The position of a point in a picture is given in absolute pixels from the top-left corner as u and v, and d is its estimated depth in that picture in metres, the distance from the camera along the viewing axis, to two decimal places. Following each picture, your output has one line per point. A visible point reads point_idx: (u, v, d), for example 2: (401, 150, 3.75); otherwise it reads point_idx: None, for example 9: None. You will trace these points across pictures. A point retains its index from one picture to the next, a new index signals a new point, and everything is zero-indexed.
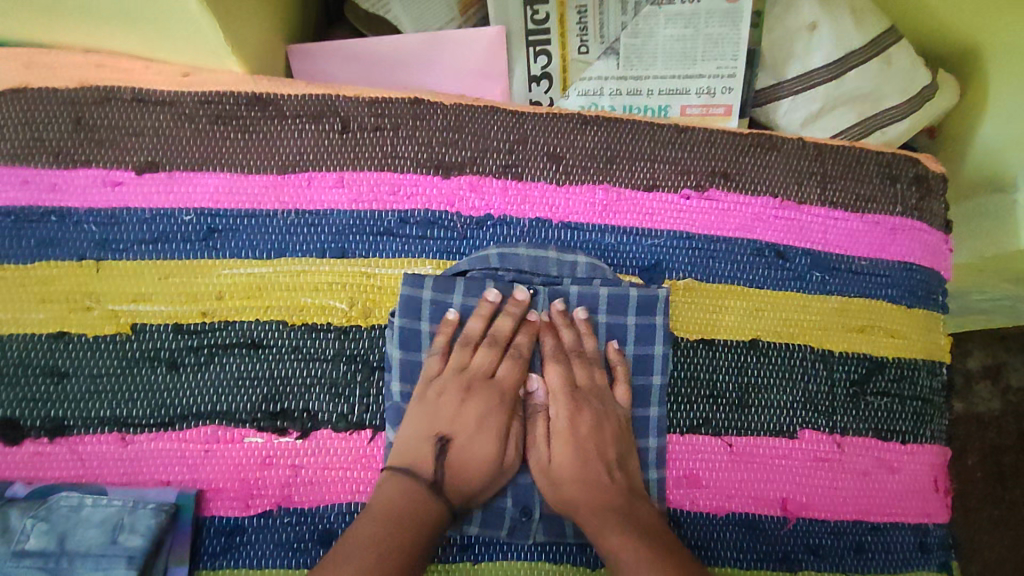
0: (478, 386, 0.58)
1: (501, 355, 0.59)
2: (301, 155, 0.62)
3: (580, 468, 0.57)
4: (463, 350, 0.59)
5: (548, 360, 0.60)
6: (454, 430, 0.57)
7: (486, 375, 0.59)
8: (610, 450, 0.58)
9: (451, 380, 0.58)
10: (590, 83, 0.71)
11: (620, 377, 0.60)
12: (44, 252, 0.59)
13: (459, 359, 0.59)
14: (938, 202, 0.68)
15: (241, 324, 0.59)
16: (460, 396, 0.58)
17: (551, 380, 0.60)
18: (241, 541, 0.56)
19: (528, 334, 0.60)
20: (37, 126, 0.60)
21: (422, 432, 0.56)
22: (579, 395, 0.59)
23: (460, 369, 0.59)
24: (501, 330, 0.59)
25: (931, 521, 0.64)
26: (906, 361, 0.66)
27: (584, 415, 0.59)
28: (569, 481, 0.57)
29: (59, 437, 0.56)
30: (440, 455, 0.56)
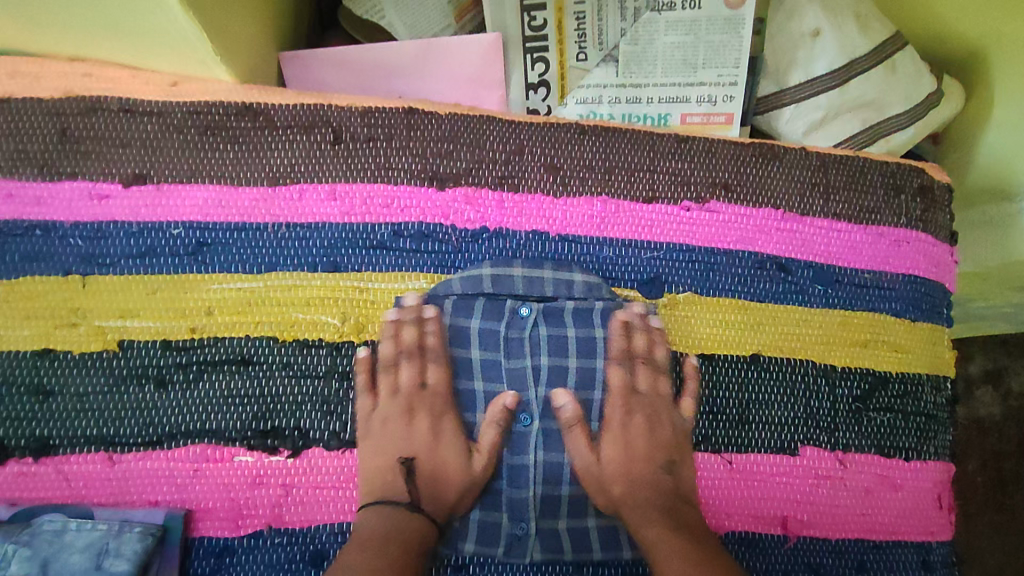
0: (417, 402, 0.58)
1: (423, 363, 0.59)
2: (292, 166, 0.60)
3: (626, 467, 0.58)
4: (388, 373, 0.59)
5: (611, 359, 0.60)
6: (415, 447, 0.57)
7: (417, 388, 0.58)
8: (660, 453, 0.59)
9: (389, 407, 0.58)
10: (589, 91, 0.70)
11: (688, 392, 0.60)
12: (29, 267, 0.57)
13: (387, 384, 0.59)
14: (943, 213, 0.67)
15: (230, 341, 0.58)
16: (406, 418, 0.57)
17: (613, 380, 0.59)
18: (231, 563, 0.55)
19: (436, 332, 0.59)
20: (21, 137, 0.59)
21: (385, 455, 0.57)
22: (634, 399, 0.60)
23: (393, 392, 0.58)
24: (407, 340, 0.58)
25: (933, 539, 0.63)
26: (909, 376, 0.64)
27: (636, 416, 0.59)
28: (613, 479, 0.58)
29: (45, 457, 0.55)
30: (408, 475, 0.56)
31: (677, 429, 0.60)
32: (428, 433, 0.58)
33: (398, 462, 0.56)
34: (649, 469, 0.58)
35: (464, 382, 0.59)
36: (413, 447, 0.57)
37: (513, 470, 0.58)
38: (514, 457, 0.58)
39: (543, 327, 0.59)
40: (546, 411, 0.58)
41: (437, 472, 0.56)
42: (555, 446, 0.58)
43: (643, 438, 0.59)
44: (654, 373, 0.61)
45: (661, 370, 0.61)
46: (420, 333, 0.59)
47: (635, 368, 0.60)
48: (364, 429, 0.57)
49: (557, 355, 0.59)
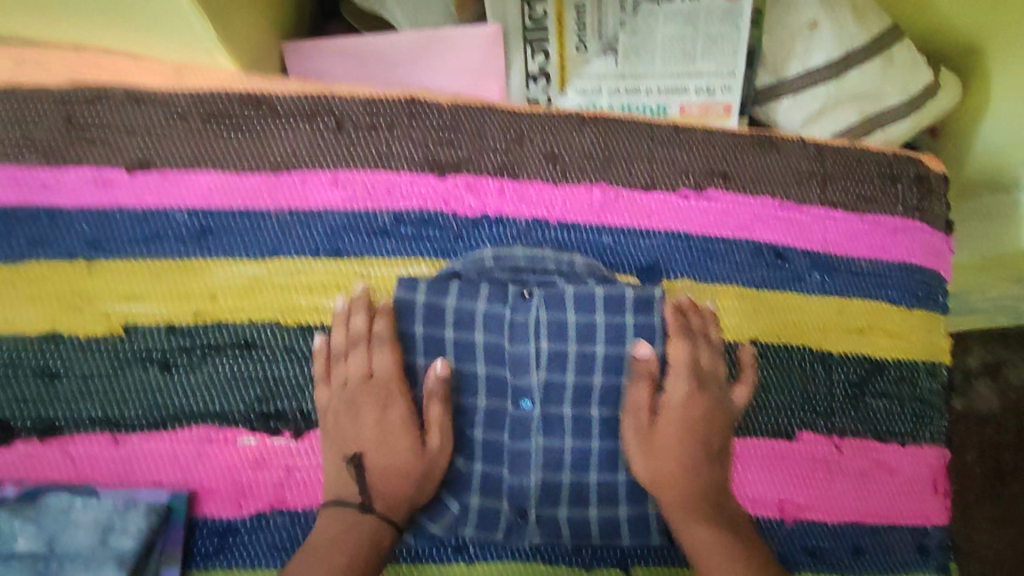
0: (362, 396, 0.56)
1: (371, 351, 0.56)
2: (295, 154, 0.61)
3: (681, 449, 0.56)
4: (338, 361, 0.57)
5: (672, 338, 0.58)
6: (361, 444, 0.55)
7: (365, 378, 0.56)
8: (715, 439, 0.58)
9: (353, 394, 0.56)
10: (589, 81, 0.71)
11: (746, 381, 0.59)
12: (35, 252, 0.58)
13: (342, 375, 0.56)
14: (939, 202, 0.67)
15: (233, 325, 0.58)
16: (352, 411, 0.56)
17: (671, 355, 0.57)
18: (233, 543, 0.56)
19: (388, 321, 0.57)
20: (28, 124, 0.60)
21: (336, 451, 0.56)
22: (700, 376, 0.58)
23: (344, 381, 0.56)
24: (359, 327, 0.57)
25: (929, 523, 0.63)
26: (906, 363, 0.65)
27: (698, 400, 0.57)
28: (675, 461, 0.56)
29: (50, 438, 0.56)
30: (358, 472, 0.55)
31: (731, 412, 0.58)
32: (377, 426, 0.56)
33: (344, 460, 0.55)
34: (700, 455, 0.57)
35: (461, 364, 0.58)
36: (360, 441, 0.55)
37: (513, 456, 0.57)
38: (515, 442, 0.57)
39: (544, 312, 0.57)
40: (547, 397, 0.57)
41: (382, 469, 0.55)
42: (555, 432, 0.57)
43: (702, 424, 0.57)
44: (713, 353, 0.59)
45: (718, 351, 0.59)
46: (368, 321, 0.57)
47: (698, 345, 0.58)
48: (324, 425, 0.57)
49: (559, 339, 0.57)
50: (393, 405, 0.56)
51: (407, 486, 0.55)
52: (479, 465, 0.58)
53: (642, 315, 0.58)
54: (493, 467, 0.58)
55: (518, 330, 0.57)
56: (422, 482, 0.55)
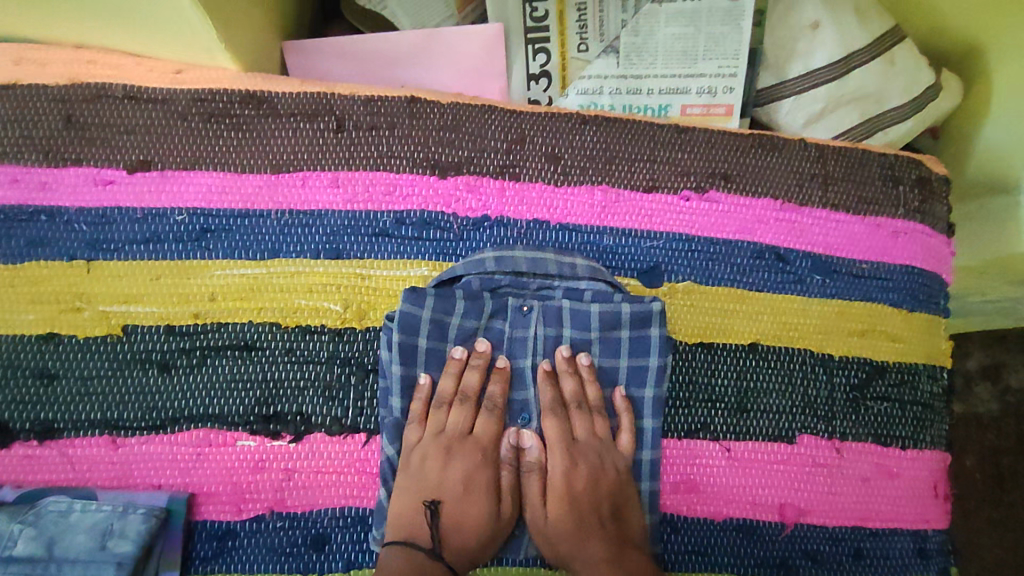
0: (457, 448, 0.57)
1: (476, 410, 0.58)
2: (295, 154, 0.61)
3: (574, 518, 0.57)
4: (438, 410, 0.58)
5: (544, 410, 0.58)
6: (442, 493, 0.56)
7: (462, 434, 0.58)
8: (606, 503, 0.57)
9: (432, 448, 0.57)
10: (589, 82, 0.69)
11: (624, 429, 0.59)
12: (34, 252, 0.58)
13: (435, 424, 0.58)
14: (941, 204, 0.67)
15: (233, 327, 0.58)
16: (443, 461, 0.57)
17: (545, 430, 0.58)
18: (233, 546, 0.56)
19: (501, 384, 0.58)
20: (27, 123, 0.59)
21: (411, 495, 0.55)
22: (574, 446, 0.58)
23: (438, 431, 0.57)
24: (469, 385, 0.58)
25: (930, 527, 0.63)
26: (907, 366, 0.65)
27: (580, 467, 0.58)
28: (561, 535, 0.57)
29: (49, 439, 0.55)
30: (434, 518, 0.55)
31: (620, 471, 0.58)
32: (465, 481, 0.57)
33: (422, 504, 0.55)
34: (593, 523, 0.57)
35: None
36: (442, 491, 0.56)
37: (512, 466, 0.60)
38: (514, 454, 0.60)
39: (542, 328, 0.59)
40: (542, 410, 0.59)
41: (461, 518, 0.56)
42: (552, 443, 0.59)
43: (590, 489, 0.58)
44: (591, 416, 0.59)
45: (596, 411, 0.59)
46: (480, 380, 0.58)
47: (570, 414, 0.59)
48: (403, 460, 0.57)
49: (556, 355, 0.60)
50: (485, 467, 0.58)
51: (474, 543, 0.56)
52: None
53: (638, 328, 0.58)
54: None
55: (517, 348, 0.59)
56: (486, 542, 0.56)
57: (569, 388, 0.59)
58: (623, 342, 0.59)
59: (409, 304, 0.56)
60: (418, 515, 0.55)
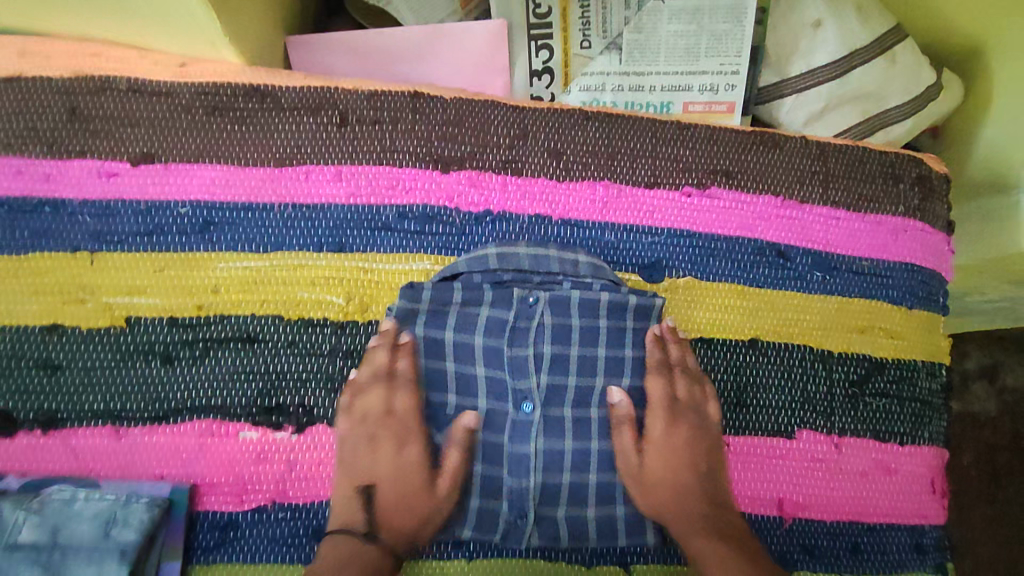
0: (381, 429, 0.56)
1: (390, 388, 0.56)
2: (299, 147, 0.61)
3: (671, 474, 0.57)
4: (360, 392, 0.57)
5: (649, 369, 0.59)
6: (375, 476, 0.56)
7: (383, 414, 0.56)
8: (702, 460, 0.58)
9: (356, 431, 0.56)
10: (592, 78, 0.70)
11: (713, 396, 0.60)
12: (38, 243, 0.58)
13: (354, 408, 0.57)
14: (940, 202, 0.67)
15: (236, 319, 0.58)
16: (369, 445, 0.56)
17: (650, 391, 0.59)
18: (235, 537, 0.56)
19: (410, 360, 0.57)
20: (31, 115, 0.60)
21: (346, 481, 0.56)
22: (677, 406, 0.59)
23: (359, 416, 0.57)
24: (382, 361, 0.56)
25: (927, 522, 0.64)
26: (906, 362, 0.65)
27: (681, 427, 0.58)
28: (659, 486, 0.57)
29: (52, 429, 0.56)
30: (367, 504, 0.55)
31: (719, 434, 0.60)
32: (393, 460, 0.56)
33: (355, 490, 0.55)
34: (686, 479, 0.58)
35: (461, 366, 0.58)
36: (376, 474, 0.55)
37: (514, 459, 0.57)
38: (515, 445, 0.57)
39: (549, 316, 0.58)
40: (548, 399, 0.57)
41: (391, 500, 0.55)
42: (555, 435, 0.57)
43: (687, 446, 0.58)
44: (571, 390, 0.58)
45: (697, 378, 0.60)
46: (390, 357, 0.56)
47: (674, 376, 0.59)
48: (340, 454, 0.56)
49: (560, 342, 0.58)
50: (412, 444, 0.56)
51: (412, 523, 0.55)
52: (479, 466, 0.57)
53: (640, 321, 0.60)
54: (493, 469, 0.57)
55: (517, 337, 0.57)
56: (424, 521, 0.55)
57: (674, 354, 0.60)
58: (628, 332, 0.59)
59: (406, 299, 0.57)
60: (352, 500, 0.55)
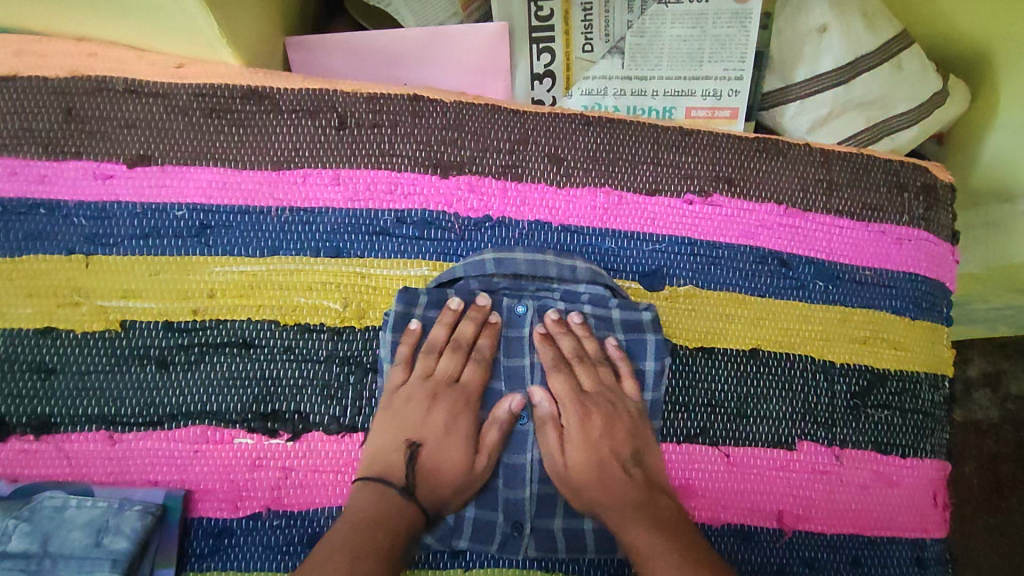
0: (442, 394, 0.58)
1: (466, 357, 0.59)
2: (297, 150, 0.60)
3: (595, 468, 0.57)
4: (428, 355, 0.59)
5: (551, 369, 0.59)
6: (425, 434, 0.56)
7: (449, 380, 0.58)
8: (625, 449, 0.58)
9: (418, 389, 0.58)
10: (594, 82, 0.69)
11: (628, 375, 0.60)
12: (32, 245, 0.58)
13: (424, 367, 0.59)
14: (946, 212, 0.67)
15: (232, 323, 0.58)
16: (427, 402, 0.57)
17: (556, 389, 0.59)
18: (229, 544, 0.55)
19: (492, 337, 0.59)
20: (27, 116, 0.59)
21: (394, 433, 0.56)
22: (586, 399, 0.59)
23: (427, 376, 0.58)
24: (463, 333, 0.59)
25: (928, 536, 0.63)
26: (909, 374, 0.65)
27: (593, 419, 0.58)
28: (584, 485, 0.56)
29: (45, 434, 0.55)
30: (411, 461, 0.55)
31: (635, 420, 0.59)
32: (440, 430, 0.57)
33: (404, 443, 0.56)
34: (618, 467, 0.57)
35: None
36: (423, 432, 0.56)
37: (508, 468, 0.58)
38: (510, 454, 0.59)
39: (539, 326, 0.60)
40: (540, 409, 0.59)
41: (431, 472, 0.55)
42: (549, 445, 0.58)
43: (607, 435, 0.58)
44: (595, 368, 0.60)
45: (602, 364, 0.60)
46: (477, 331, 0.59)
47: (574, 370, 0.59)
48: (385, 401, 0.57)
49: None
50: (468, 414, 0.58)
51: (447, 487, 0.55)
52: None
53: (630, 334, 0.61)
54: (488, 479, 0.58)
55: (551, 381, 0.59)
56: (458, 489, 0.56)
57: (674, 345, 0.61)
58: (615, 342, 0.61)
59: (401, 305, 0.58)
60: (398, 454, 0.55)
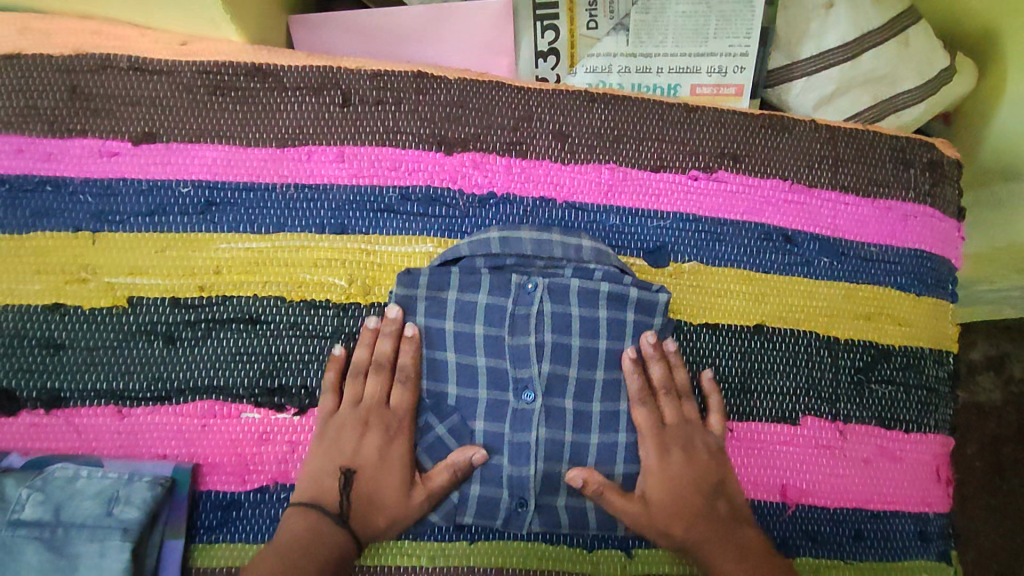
0: (372, 420, 0.56)
1: (392, 378, 0.57)
2: (301, 128, 0.60)
3: (675, 501, 0.56)
4: (358, 378, 0.57)
5: (633, 401, 0.58)
6: (359, 462, 0.55)
7: (380, 403, 0.56)
8: (706, 480, 0.57)
9: (349, 415, 0.56)
10: (599, 60, 0.69)
11: (715, 408, 0.59)
12: (39, 222, 0.58)
13: (352, 393, 0.57)
14: (952, 188, 0.66)
15: (238, 300, 0.58)
16: (359, 431, 0.56)
17: (636, 420, 0.57)
18: (237, 516, 0.56)
19: (412, 353, 0.56)
20: (32, 93, 0.59)
21: (328, 461, 0.55)
22: (665, 434, 0.57)
23: (357, 401, 0.57)
24: (382, 351, 0.57)
25: (931, 510, 0.63)
26: (914, 349, 0.65)
27: (674, 451, 0.57)
28: (668, 521, 0.56)
29: (55, 409, 0.56)
30: (345, 487, 0.54)
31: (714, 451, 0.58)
32: (373, 455, 0.55)
33: (337, 470, 0.55)
34: (701, 501, 0.56)
35: (462, 356, 0.57)
36: (356, 460, 0.55)
37: (514, 447, 0.56)
38: (514, 434, 0.56)
39: (548, 304, 0.57)
40: (548, 388, 0.57)
41: (366, 501, 0.54)
42: (556, 423, 0.56)
43: (690, 469, 0.57)
44: (680, 401, 0.59)
45: (683, 394, 0.59)
46: (395, 347, 0.57)
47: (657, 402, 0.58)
48: (319, 429, 0.56)
49: (561, 332, 0.57)
50: (401, 436, 0.56)
51: (383, 517, 0.54)
52: None
53: (644, 316, 0.59)
54: (493, 458, 0.56)
55: (635, 412, 0.58)
56: (395, 518, 0.54)
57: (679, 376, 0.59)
58: (599, 322, 0.58)
59: (403, 287, 0.57)
60: (331, 480, 0.54)
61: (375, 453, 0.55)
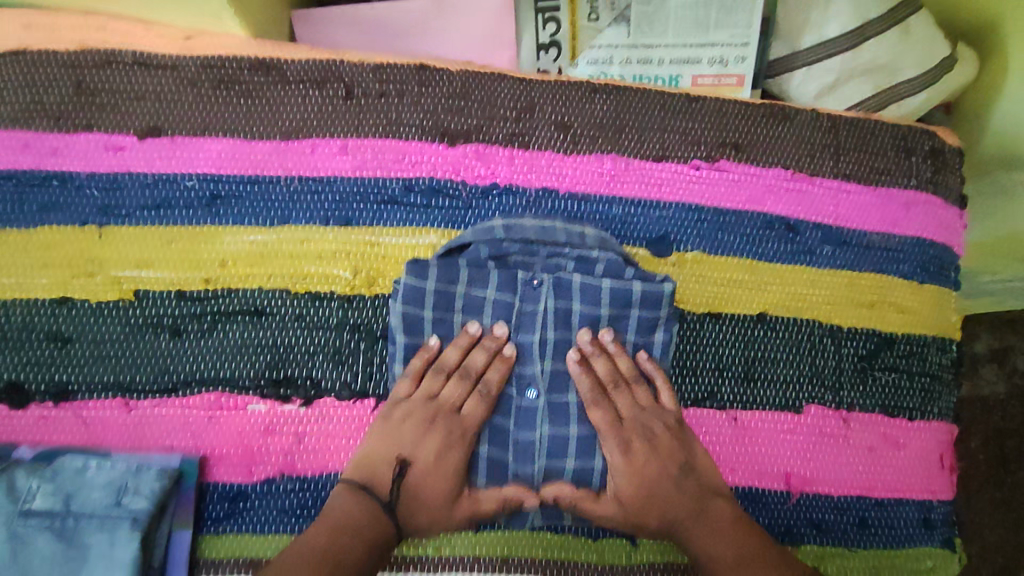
0: (441, 420, 0.56)
1: (472, 389, 0.57)
2: (305, 120, 0.61)
3: (645, 490, 0.56)
4: (436, 377, 0.57)
5: (588, 404, 0.57)
6: (417, 457, 0.55)
7: (453, 408, 0.57)
8: (672, 463, 0.56)
9: (419, 409, 0.56)
10: (601, 51, 0.69)
11: (663, 387, 0.58)
12: (46, 217, 0.58)
13: (427, 390, 0.57)
14: (954, 176, 0.66)
15: (244, 293, 0.59)
16: (424, 427, 0.55)
17: (595, 423, 0.57)
18: (244, 507, 0.56)
19: (501, 373, 0.57)
20: (38, 89, 0.59)
21: (385, 450, 0.55)
22: (624, 428, 0.57)
23: (429, 398, 0.56)
24: (474, 363, 0.57)
25: (935, 497, 0.63)
26: (916, 337, 0.65)
27: (636, 445, 0.56)
28: (643, 507, 0.56)
29: (63, 401, 0.56)
30: (398, 477, 0.54)
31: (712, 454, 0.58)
32: (432, 454, 0.55)
33: (393, 459, 0.55)
34: (671, 485, 0.56)
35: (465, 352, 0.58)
36: (416, 455, 0.55)
37: (518, 445, 0.58)
38: (520, 433, 0.58)
39: (552, 301, 0.58)
40: (551, 386, 0.58)
41: (413, 495, 0.54)
42: (559, 419, 0.58)
43: (654, 457, 0.56)
44: (631, 394, 0.58)
45: (632, 381, 0.58)
46: (487, 362, 0.57)
47: (608, 398, 0.58)
48: (384, 413, 0.56)
49: (562, 328, 0.58)
50: (464, 445, 0.56)
51: (426, 516, 0.54)
52: (485, 448, 0.58)
53: (649, 310, 0.58)
54: (498, 453, 0.58)
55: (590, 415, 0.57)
56: (436, 518, 0.54)
57: (621, 365, 0.58)
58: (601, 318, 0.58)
59: (412, 276, 0.56)
60: (385, 468, 0.54)
61: (432, 453, 0.55)
